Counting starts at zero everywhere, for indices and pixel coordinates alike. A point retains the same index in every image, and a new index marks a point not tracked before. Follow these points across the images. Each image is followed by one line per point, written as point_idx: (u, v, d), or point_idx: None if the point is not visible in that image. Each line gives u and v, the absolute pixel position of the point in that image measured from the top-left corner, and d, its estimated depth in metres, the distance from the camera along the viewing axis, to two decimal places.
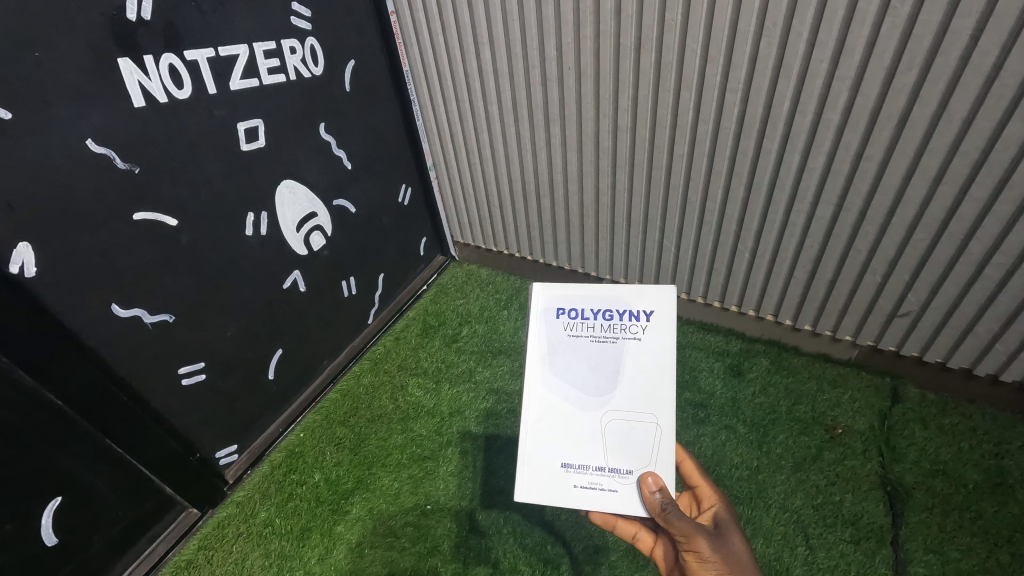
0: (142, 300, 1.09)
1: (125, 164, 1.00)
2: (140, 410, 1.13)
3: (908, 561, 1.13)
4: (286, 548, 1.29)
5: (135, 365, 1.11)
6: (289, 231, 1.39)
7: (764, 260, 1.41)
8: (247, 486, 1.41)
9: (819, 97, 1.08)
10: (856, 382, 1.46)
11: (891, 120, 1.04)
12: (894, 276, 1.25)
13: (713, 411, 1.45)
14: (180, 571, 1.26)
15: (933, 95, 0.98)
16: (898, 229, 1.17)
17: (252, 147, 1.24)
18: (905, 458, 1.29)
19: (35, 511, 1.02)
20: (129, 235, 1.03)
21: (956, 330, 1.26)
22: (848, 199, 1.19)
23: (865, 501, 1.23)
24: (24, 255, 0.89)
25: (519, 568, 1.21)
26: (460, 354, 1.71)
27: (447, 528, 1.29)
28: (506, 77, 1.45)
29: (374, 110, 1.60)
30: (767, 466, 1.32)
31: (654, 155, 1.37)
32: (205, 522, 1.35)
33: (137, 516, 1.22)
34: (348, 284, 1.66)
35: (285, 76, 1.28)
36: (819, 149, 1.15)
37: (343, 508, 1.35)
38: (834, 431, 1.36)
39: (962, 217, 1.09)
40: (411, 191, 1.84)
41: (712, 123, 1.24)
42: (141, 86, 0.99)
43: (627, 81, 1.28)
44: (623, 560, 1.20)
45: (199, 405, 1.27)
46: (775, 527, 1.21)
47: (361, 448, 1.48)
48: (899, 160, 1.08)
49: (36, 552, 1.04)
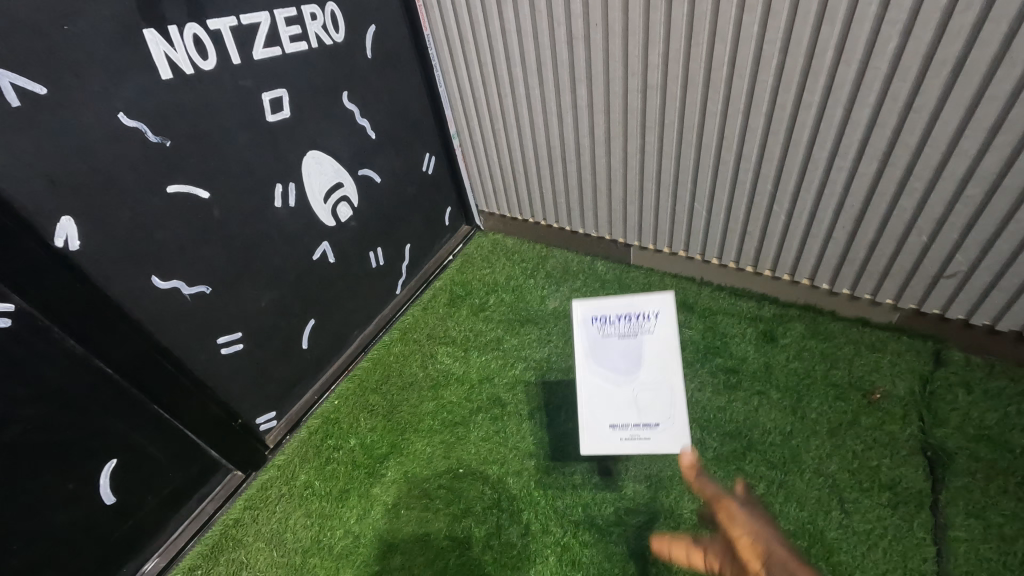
0: (179, 272, 1.12)
1: (157, 137, 1.01)
2: (184, 378, 1.18)
3: (948, 526, 1.11)
4: (326, 509, 1.34)
5: (176, 335, 1.15)
6: (315, 201, 1.40)
7: (801, 222, 1.36)
8: (286, 450, 1.47)
9: (867, 43, 1.02)
10: (896, 346, 1.42)
11: (946, 66, 0.97)
12: (941, 235, 1.19)
13: (745, 376, 1.43)
14: (228, 528, 1.33)
15: (995, 36, 0.90)
16: (948, 184, 1.11)
17: (278, 118, 1.24)
18: (947, 423, 1.25)
19: (94, 473, 1.08)
20: (164, 208, 1.05)
21: (1007, 291, 1.20)
22: (895, 153, 1.12)
23: (904, 465, 1.21)
24: (67, 229, 0.92)
25: (551, 529, 1.23)
26: (488, 323, 1.72)
27: (480, 492, 1.32)
28: (530, 37, 1.40)
29: (396, 77, 1.57)
30: (801, 431, 1.30)
31: (686, 113, 1.31)
32: (250, 484, 1.41)
33: (186, 478, 1.28)
34: (375, 254, 1.67)
35: (307, 44, 1.26)
36: (865, 101, 1.08)
37: (379, 471, 1.39)
38: (873, 396, 1.33)
39: (1021, 170, 1.02)
40: (435, 160, 1.83)
41: (748, 76, 1.18)
42: (167, 58, 0.99)
43: (657, 35, 1.22)
44: (655, 522, 1.21)
45: (238, 373, 1.31)
46: (809, 492, 1.20)
47: (393, 414, 1.51)
48: (954, 110, 1.01)
49: (97, 510, 1.11)
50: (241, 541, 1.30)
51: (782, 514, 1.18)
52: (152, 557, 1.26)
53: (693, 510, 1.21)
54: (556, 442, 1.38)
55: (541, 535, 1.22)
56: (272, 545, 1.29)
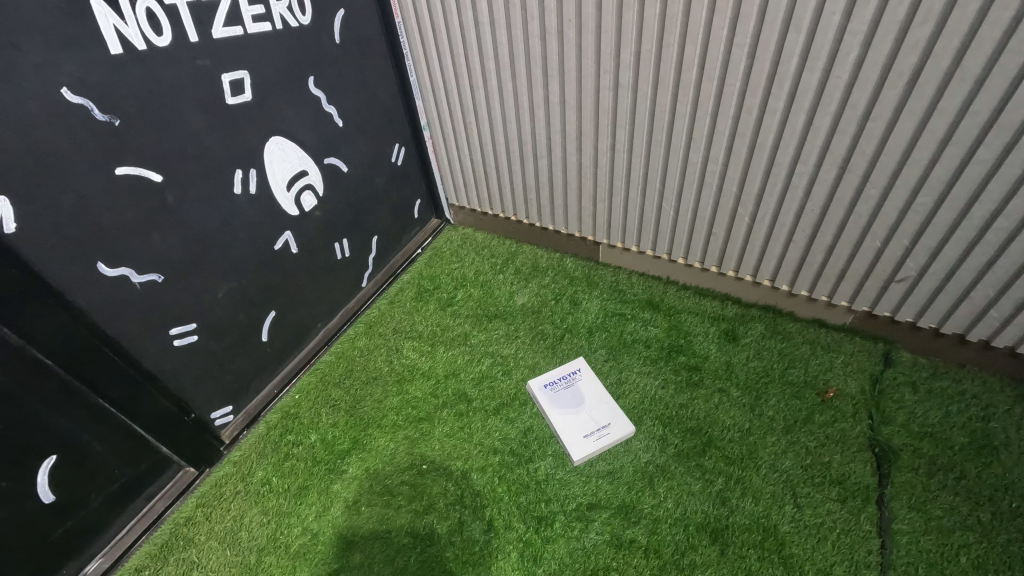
0: (129, 259, 1.06)
1: (105, 116, 0.95)
2: (132, 370, 1.12)
3: (892, 519, 1.16)
4: (283, 506, 1.30)
5: (124, 326, 1.09)
6: (278, 189, 1.35)
7: (763, 224, 1.40)
8: (243, 446, 1.42)
9: (829, 53, 1.05)
10: (849, 347, 1.48)
11: (902, 78, 1.00)
12: (894, 240, 1.23)
13: (707, 374, 1.46)
14: (179, 527, 1.28)
15: (947, 51, 0.94)
16: (901, 192, 1.15)
17: (238, 101, 1.19)
18: (894, 421, 1.31)
19: (31, 470, 1.02)
20: (111, 190, 1.00)
21: (952, 296, 1.26)
22: (853, 160, 1.16)
23: (853, 461, 1.26)
24: (2, 210, 0.85)
25: (513, 524, 1.23)
26: (456, 318, 1.70)
27: (443, 488, 1.31)
28: (504, 30, 1.38)
29: (364, 64, 1.53)
30: (759, 428, 1.34)
31: (656, 113, 1.33)
32: (203, 480, 1.36)
33: (134, 474, 1.23)
34: (341, 246, 1.63)
35: (271, 25, 1.21)
36: (826, 109, 1.11)
37: (339, 467, 1.36)
38: (826, 394, 1.38)
39: (968, 180, 1.07)
40: (404, 151, 1.80)
41: (717, 80, 1.20)
42: (118, 32, 0.93)
43: (629, 35, 1.22)
44: (616, 518, 1.22)
45: (191, 366, 1.26)
46: (765, 487, 1.23)
47: (356, 410, 1.48)
48: (908, 120, 1.05)
49: (33, 509, 1.05)
50: (192, 540, 1.25)
51: (739, 508, 1.21)
52: (96, 558, 1.20)
53: (654, 505, 1.23)
54: (521, 438, 1.38)
55: (503, 531, 1.22)
56: (226, 544, 1.25)
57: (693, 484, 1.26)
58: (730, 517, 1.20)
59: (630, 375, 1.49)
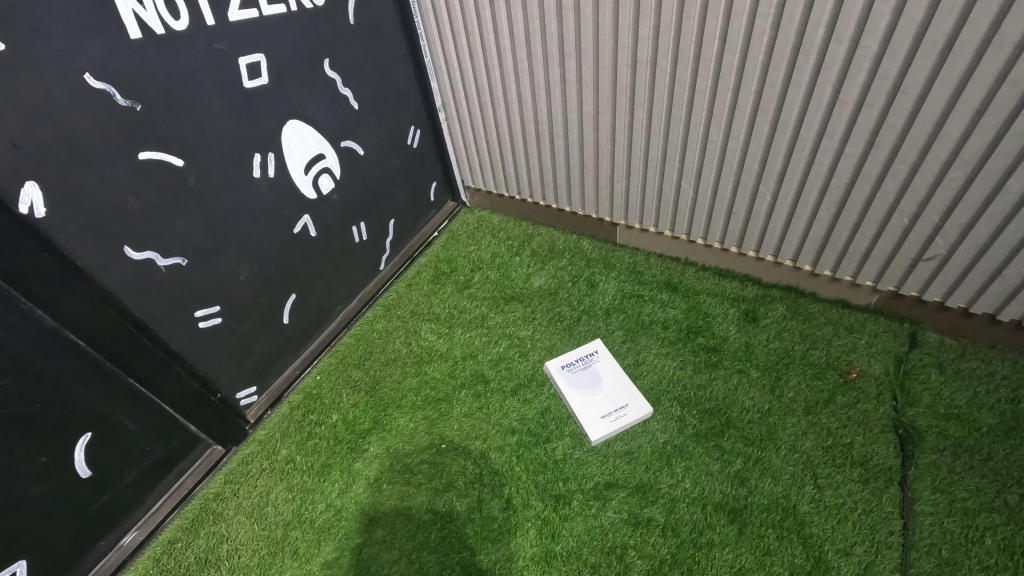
0: (154, 242, 1.08)
1: (127, 101, 0.97)
2: (160, 350, 1.16)
3: (916, 500, 1.14)
4: (307, 483, 1.33)
5: (151, 307, 1.12)
6: (296, 172, 1.36)
7: (786, 203, 1.37)
8: (268, 425, 1.46)
9: (858, 21, 1.01)
10: (873, 327, 1.45)
11: (936, 46, 0.96)
12: (923, 217, 1.20)
13: (726, 355, 1.45)
14: (209, 502, 1.32)
15: (984, 17, 0.90)
16: (932, 166, 1.11)
17: (255, 83, 1.19)
18: (919, 402, 1.29)
19: (68, 447, 1.06)
20: (135, 175, 1.01)
21: (983, 275, 1.22)
22: (881, 134, 1.12)
23: (876, 442, 1.24)
24: (32, 195, 0.88)
25: (531, 502, 1.25)
26: (473, 300, 1.71)
27: (463, 466, 1.33)
28: (519, 6, 1.35)
29: (378, 45, 1.52)
30: (778, 408, 1.33)
31: (675, 89, 1.30)
32: (231, 458, 1.40)
33: (165, 451, 1.27)
34: (358, 229, 1.64)
35: (286, 6, 1.21)
36: (854, 81, 1.08)
37: (361, 446, 1.39)
38: (849, 375, 1.36)
39: (1004, 153, 1.02)
40: (420, 133, 1.79)
41: (739, 53, 1.17)
42: (137, 16, 0.94)
43: (648, 8, 1.19)
44: (633, 497, 1.23)
45: (216, 347, 1.29)
46: (784, 468, 1.23)
47: (376, 391, 1.51)
48: (941, 91, 1.01)
49: (71, 484, 1.09)
50: (221, 515, 1.30)
51: (758, 488, 1.20)
52: (131, 530, 1.25)
53: (671, 485, 1.23)
54: (539, 418, 1.39)
55: (521, 509, 1.24)
56: (253, 518, 1.29)
57: (711, 465, 1.25)
58: (749, 497, 1.19)
59: (648, 356, 1.49)
